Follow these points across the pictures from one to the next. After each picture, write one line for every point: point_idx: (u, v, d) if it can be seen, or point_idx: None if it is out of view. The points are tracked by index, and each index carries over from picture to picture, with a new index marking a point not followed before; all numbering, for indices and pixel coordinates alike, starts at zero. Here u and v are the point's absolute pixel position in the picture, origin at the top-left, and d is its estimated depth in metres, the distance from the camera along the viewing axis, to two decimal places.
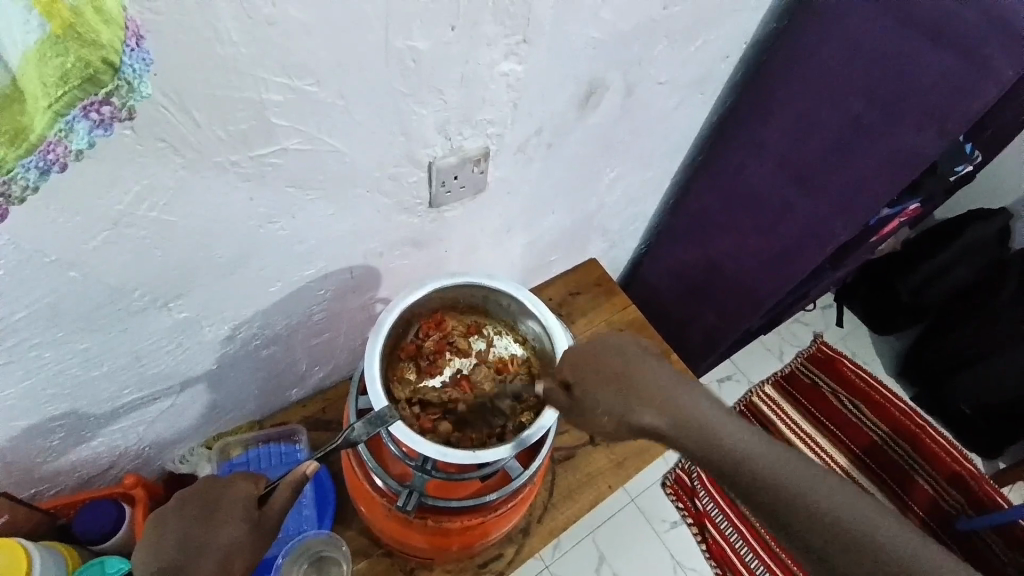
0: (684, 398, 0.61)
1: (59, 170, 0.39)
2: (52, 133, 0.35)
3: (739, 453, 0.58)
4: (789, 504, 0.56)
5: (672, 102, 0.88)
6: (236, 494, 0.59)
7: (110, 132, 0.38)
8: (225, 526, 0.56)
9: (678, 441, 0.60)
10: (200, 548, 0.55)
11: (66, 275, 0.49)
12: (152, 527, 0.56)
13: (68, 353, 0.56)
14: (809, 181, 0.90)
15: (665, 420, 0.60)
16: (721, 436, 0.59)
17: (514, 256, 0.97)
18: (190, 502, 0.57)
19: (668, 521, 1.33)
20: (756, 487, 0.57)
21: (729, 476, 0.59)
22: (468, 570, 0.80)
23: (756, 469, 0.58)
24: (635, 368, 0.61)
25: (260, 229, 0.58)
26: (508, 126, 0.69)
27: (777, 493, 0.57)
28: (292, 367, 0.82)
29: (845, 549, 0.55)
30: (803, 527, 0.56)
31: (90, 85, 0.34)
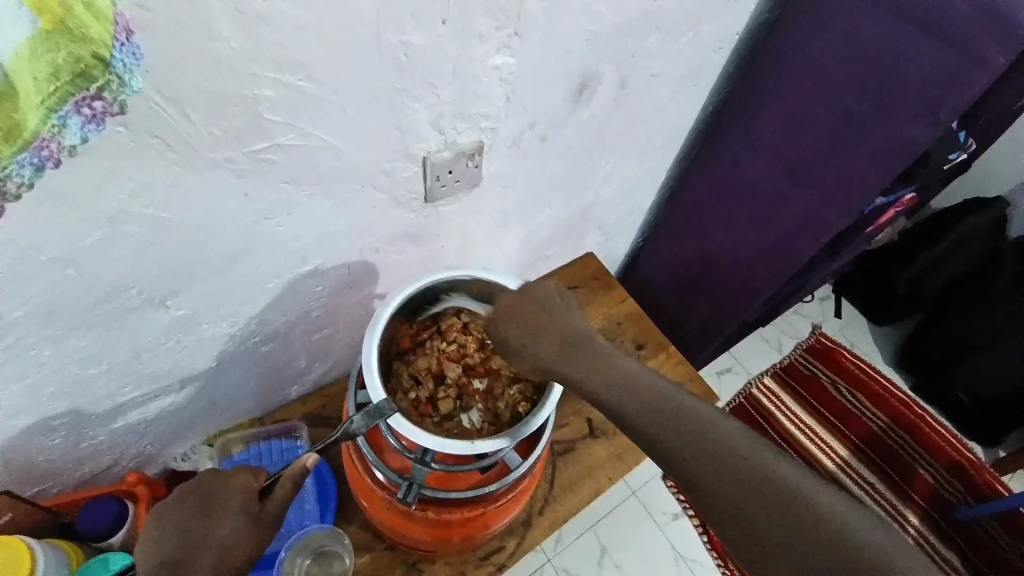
0: (605, 352, 0.62)
1: (52, 166, 0.40)
2: (48, 129, 0.37)
3: (657, 405, 0.56)
4: (705, 458, 0.52)
5: (666, 94, 0.88)
6: (236, 488, 0.59)
7: (102, 125, 0.40)
8: (226, 520, 0.57)
9: (595, 392, 0.59)
10: (200, 542, 0.55)
11: (63, 273, 0.50)
12: (152, 523, 0.56)
13: (67, 351, 0.57)
14: (803, 170, 0.90)
15: (578, 366, 0.60)
16: (640, 388, 0.58)
17: (511, 250, 0.97)
18: (191, 497, 0.58)
19: (669, 513, 1.33)
20: (673, 441, 0.53)
21: (646, 433, 0.55)
22: (469, 563, 0.81)
23: (672, 422, 0.54)
24: (549, 314, 0.65)
25: (256, 225, 0.59)
26: (502, 120, 0.69)
27: (694, 447, 0.53)
28: (291, 363, 0.82)
29: (764, 510, 0.49)
30: (717, 484, 0.51)
31: (82, 80, 0.35)
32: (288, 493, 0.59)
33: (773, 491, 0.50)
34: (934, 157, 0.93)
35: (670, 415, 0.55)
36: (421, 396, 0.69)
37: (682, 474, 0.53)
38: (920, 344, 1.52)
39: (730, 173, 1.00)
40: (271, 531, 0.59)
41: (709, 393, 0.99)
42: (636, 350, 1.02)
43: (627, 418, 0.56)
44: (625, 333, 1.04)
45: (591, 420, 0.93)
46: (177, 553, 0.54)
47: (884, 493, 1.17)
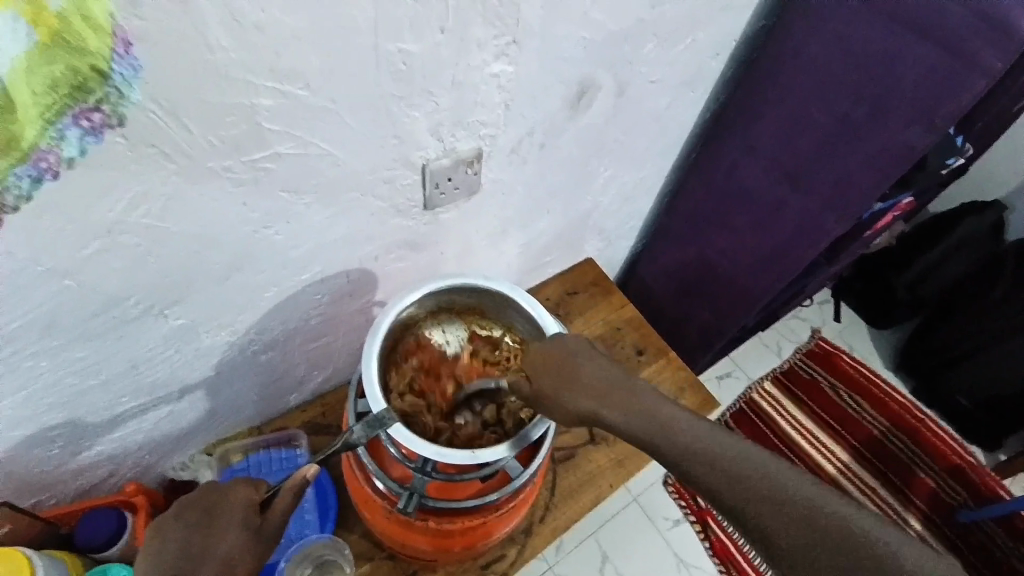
0: (634, 392, 0.59)
1: (51, 179, 0.42)
2: (47, 141, 0.39)
3: (697, 440, 0.55)
4: (756, 495, 0.52)
5: (664, 100, 0.88)
6: (236, 500, 0.58)
7: (101, 137, 0.42)
8: (224, 532, 0.56)
9: (630, 432, 0.58)
10: (200, 554, 0.54)
11: (61, 284, 0.49)
12: (152, 536, 0.56)
13: (65, 361, 0.56)
14: (802, 176, 0.90)
15: (616, 412, 0.59)
16: (679, 426, 0.57)
17: (510, 257, 0.97)
18: (190, 509, 0.57)
19: (670, 519, 1.33)
20: (720, 478, 0.53)
21: (689, 469, 0.55)
22: (470, 572, 0.80)
23: (718, 459, 0.54)
24: (578, 362, 0.61)
25: (255, 234, 0.59)
26: (500, 127, 0.69)
27: (746, 484, 0.52)
28: (290, 372, 0.82)
29: (824, 551, 0.49)
30: (774, 522, 0.50)
31: (78, 92, 0.38)
32: (288, 506, 0.58)
33: (828, 529, 0.49)
34: (931, 163, 0.93)
35: (714, 451, 0.54)
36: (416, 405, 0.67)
37: (734, 510, 0.53)
38: (919, 348, 1.52)
39: (728, 178, 1.00)
40: (271, 544, 0.58)
41: (710, 399, 0.99)
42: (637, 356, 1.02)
43: (670, 454, 0.56)
44: (625, 339, 1.04)
45: (592, 426, 0.93)
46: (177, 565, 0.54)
47: (885, 498, 1.17)
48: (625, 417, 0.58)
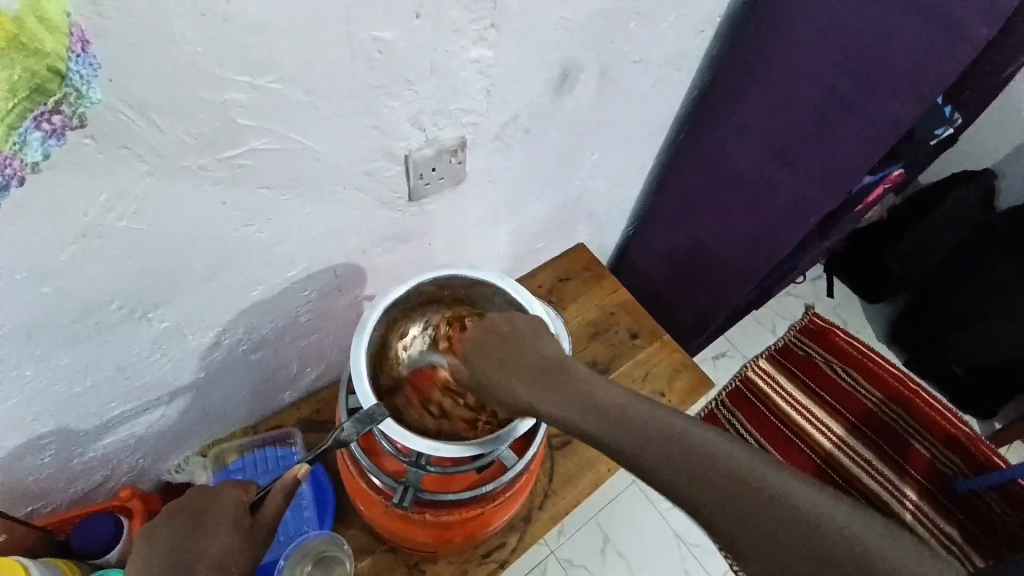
0: (585, 377, 0.56)
1: (16, 185, 0.41)
2: (9, 147, 0.39)
3: (653, 428, 0.50)
4: (717, 485, 0.45)
5: (649, 80, 0.87)
6: (229, 502, 0.58)
7: (63, 141, 0.41)
8: (220, 533, 0.56)
9: (578, 422, 0.53)
10: (192, 559, 0.54)
11: (38, 291, 0.49)
12: (141, 542, 0.55)
13: (48, 369, 0.56)
14: (790, 153, 0.90)
15: (558, 402, 0.54)
16: (635, 415, 0.51)
17: (500, 246, 0.96)
18: (184, 512, 0.57)
19: (670, 499, 1.34)
20: (677, 468, 0.47)
21: (643, 459, 0.49)
22: (471, 560, 0.81)
23: (674, 445, 0.48)
24: (519, 345, 0.58)
25: (236, 233, 0.58)
26: (483, 114, 0.68)
27: (703, 472, 0.46)
28: (282, 370, 0.81)
29: (797, 550, 0.41)
30: (737, 515, 0.44)
31: (38, 95, 0.38)
32: (281, 507, 0.58)
33: (800, 526, 0.42)
34: (918, 134, 0.94)
35: (670, 437, 0.49)
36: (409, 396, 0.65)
37: (690, 505, 0.46)
38: (914, 321, 1.52)
39: (718, 157, 1.00)
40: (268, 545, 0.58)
41: (704, 380, 0.99)
42: (630, 340, 1.02)
43: (620, 446, 0.50)
44: (618, 323, 1.04)
45: None
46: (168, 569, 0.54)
47: (883, 471, 1.17)
48: (562, 403, 0.54)
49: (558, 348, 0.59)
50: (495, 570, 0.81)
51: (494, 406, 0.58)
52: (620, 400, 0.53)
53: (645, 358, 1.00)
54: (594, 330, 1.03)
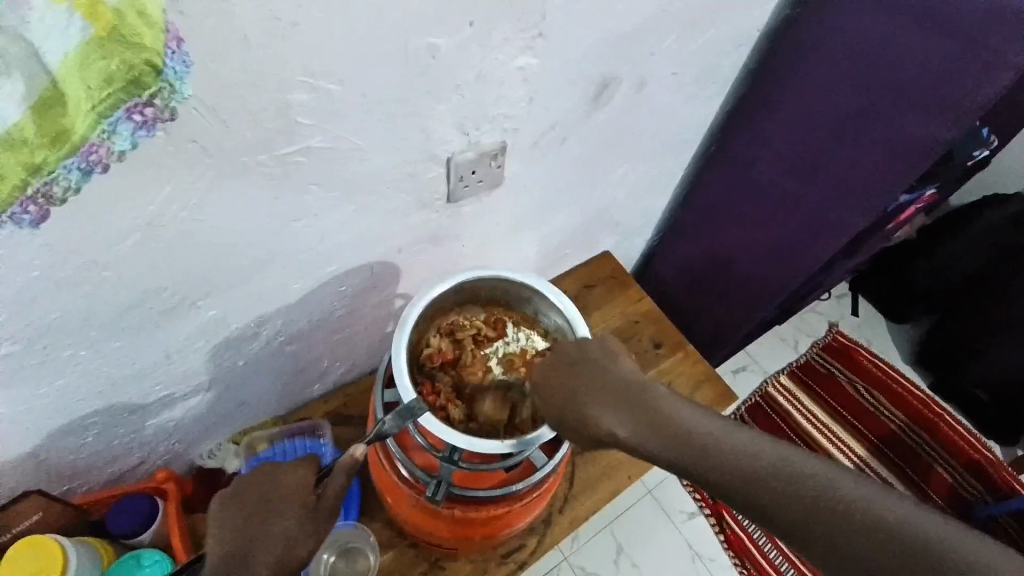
0: (661, 400, 0.58)
1: (98, 170, 0.41)
2: (95, 134, 0.37)
3: (745, 457, 0.53)
4: (809, 505, 0.50)
5: (685, 93, 0.88)
6: (291, 477, 0.60)
7: (152, 131, 0.41)
8: (285, 514, 0.57)
9: (670, 451, 0.55)
10: (263, 531, 0.56)
11: (99, 276, 0.51)
12: (217, 509, 0.57)
13: (100, 352, 0.58)
14: (824, 170, 0.90)
15: (639, 428, 0.56)
16: (722, 444, 0.54)
17: (528, 251, 0.98)
18: (246, 493, 0.58)
19: (686, 511, 1.33)
20: (773, 493, 0.51)
21: (739, 489, 0.52)
22: (490, 560, 0.81)
23: (766, 472, 0.52)
24: (601, 372, 0.60)
25: (285, 228, 0.60)
26: (523, 121, 0.69)
27: (796, 493, 0.50)
28: (314, 363, 0.83)
29: (881, 557, 0.47)
30: (823, 532, 0.49)
31: (134, 86, 0.36)
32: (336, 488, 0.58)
33: (883, 532, 0.47)
34: (957, 157, 0.91)
35: (762, 465, 0.52)
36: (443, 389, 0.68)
37: (778, 522, 0.51)
38: (937, 345, 1.51)
39: (747, 172, 1.00)
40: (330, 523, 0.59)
41: (728, 392, 0.99)
42: (654, 349, 1.03)
43: (717, 476, 0.53)
44: (643, 332, 1.04)
45: None
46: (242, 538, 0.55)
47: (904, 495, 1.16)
48: (655, 433, 0.56)
49: (631, 371, 0.60)
50: (515, 570, 0.82)
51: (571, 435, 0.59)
52: (707, 429, 0.55)
53: (668, 368, 1.01)
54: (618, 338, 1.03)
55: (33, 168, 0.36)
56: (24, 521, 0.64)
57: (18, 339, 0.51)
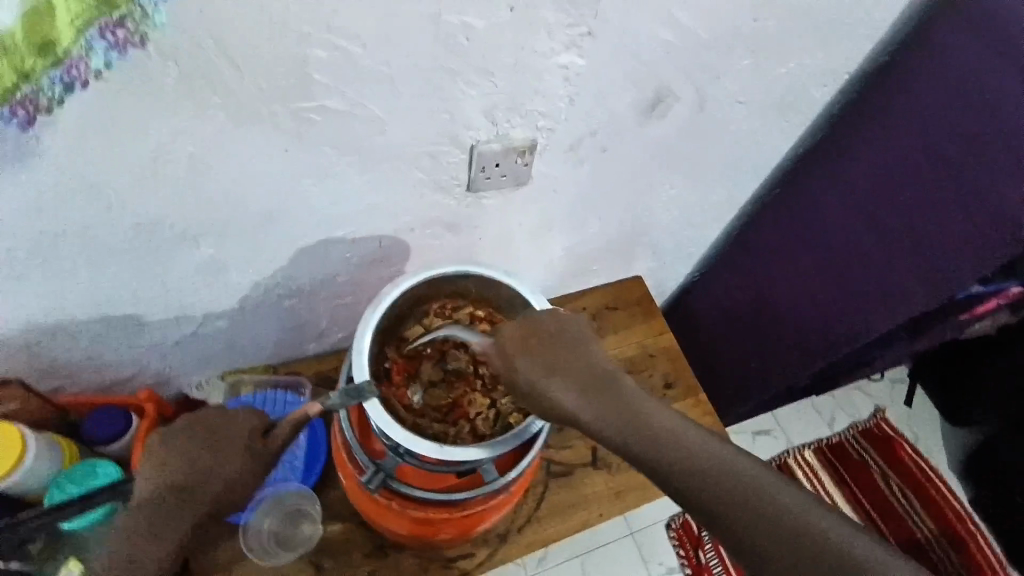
0: (630, 393, 0.56)
1: (81, 87, 0.43)
2: (77, 50, 0.40)
3: (735, 481, 0.49)
4: (798, 548, 0.45)
5: (751, 127, 0.81)
6: (240, 427, 0.61)
7: (125, 54, 0.42)
8: (231, 453, 0.59)
9: (644, 452, 0.52)
10: (204, 475, 0.58)
11: (101, 193, 0.52)
12: (161, 441, 0.59)
13: (99, 267, 0.60)
14: (891, 240, 0.82)
15: (597, 406, 0.55)
16: (710, 458, 0.51)
17: (552, 258, 0.94)
18: (200, 427, 0.60)
19: (665, 565, 1.26)
20: (757, 524, 0.47)
21: (722, 512, 0.48)
22: (435, 561, 0.79)
23: (755, 502, 0.48)
24: (570, 347, 0.58)
25: (292, 183, 0.59)
26: (559, 122, 0.65)
27: (785, 534, 0.46)
28: (312, 323, 0.84)
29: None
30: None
31: (105, 4, 0.38)
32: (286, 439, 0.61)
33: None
34: None
35: (751, 494, 0.48)
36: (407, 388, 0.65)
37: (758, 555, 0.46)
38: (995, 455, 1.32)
39: (810, 225, 0.91)
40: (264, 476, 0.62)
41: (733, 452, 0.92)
42: (663, 390, 0.96)
43: (699, 493, 0.49)
44: (655, 369, 0.98)
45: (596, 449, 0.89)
46: (182, 478, 0.58)
47: None
48: (617, 415, 0.54)
49: (602, 356, 0.58)
50: None
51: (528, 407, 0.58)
52: (675, 428, 0.53)
53: None
54: (627, 369, 0.97)
55: (21, 73, 0.39)
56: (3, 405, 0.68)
57: (19, 237, 0.53)
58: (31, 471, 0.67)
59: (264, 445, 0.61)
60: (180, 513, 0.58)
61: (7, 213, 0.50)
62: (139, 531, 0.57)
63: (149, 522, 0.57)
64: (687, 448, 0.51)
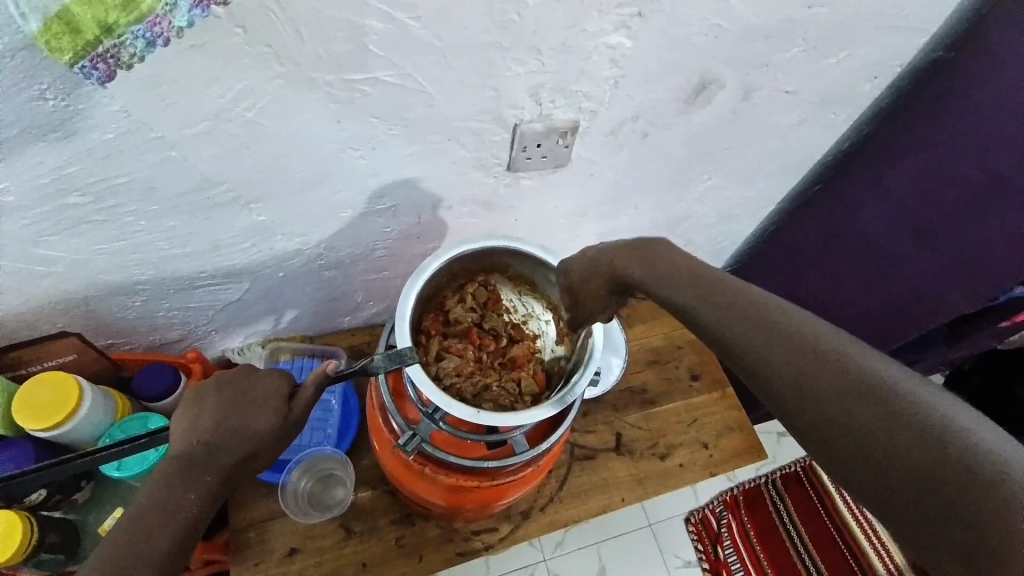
0: (698, 268, 0.54)
1: (161, 45, 0.45)
2: (161, 7, 0.43)
3: (795, 329, 0.46)
4: (884, 419, 0.39)
5: (795, 117, 0.80)
6: (270, 387, 0.55)
7: (207, 12, 0.44)
8: (260, 412, 0.53)
9: (714, 324, 0.50)
10: (232, 434, 0.51)
11: (165, 154, 0.55)
12: (188, 404, 0.52)
13: (157, 227, 0.63)
14: (936, 236, 0.81)
15: (647, 270, 0.56)
16: (765, 311, 0.48)
17: (584, 245, 0.95)
18: (228, 384, 0.53)
19: (681, 558, 1.27)
20: (840, 393, 0.41)
21: (781, 365, 0.45)
22: (458, 533, 0.81)
23: (844, 374, 0.42)
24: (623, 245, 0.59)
25: (341, 153, 0.61)
26: (603, 104, 0.66)
27: (873, 405, 0.40)
28: (349, 295, 0.87)
29: (931, 490, 0.36)
30: (883, 451, 0.38)
31: None
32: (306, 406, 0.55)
33: (954, 467, 0.36)
34: None
35: (837, 367, 0.42)
36: (437, 351, 0.67)
37: (805, 394, 0.42)
38: None
39: (849, 219, 0.90)
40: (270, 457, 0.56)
41: (758, 447, 0.92)
42: (689, 380, 0.96)
43: (763, 351, 0.46)
44: (682, 358, 0.98)
45: (620, 435, 0.90)
46: (210, 437, 0.50)
47: None
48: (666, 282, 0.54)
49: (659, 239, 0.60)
50: (479, 550, 0.81)
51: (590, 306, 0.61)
52: (732, 286, 0.52)
53: (700, 405, 0.94)
54: (654, 358, 0.97)
55: (108, 26, 0.43)
56: (54, 357, 0.72)
57: (87, 193, 0.56)
58: (84, 422, 0.71)
59: (292, 409, 0.55)
60: (202, 476, 0.48)
61: (76, 168, 0.53)
62: (149, 501, 0.45)
63: (166, 487, 0.46)
64: (734, 297, 0.50)
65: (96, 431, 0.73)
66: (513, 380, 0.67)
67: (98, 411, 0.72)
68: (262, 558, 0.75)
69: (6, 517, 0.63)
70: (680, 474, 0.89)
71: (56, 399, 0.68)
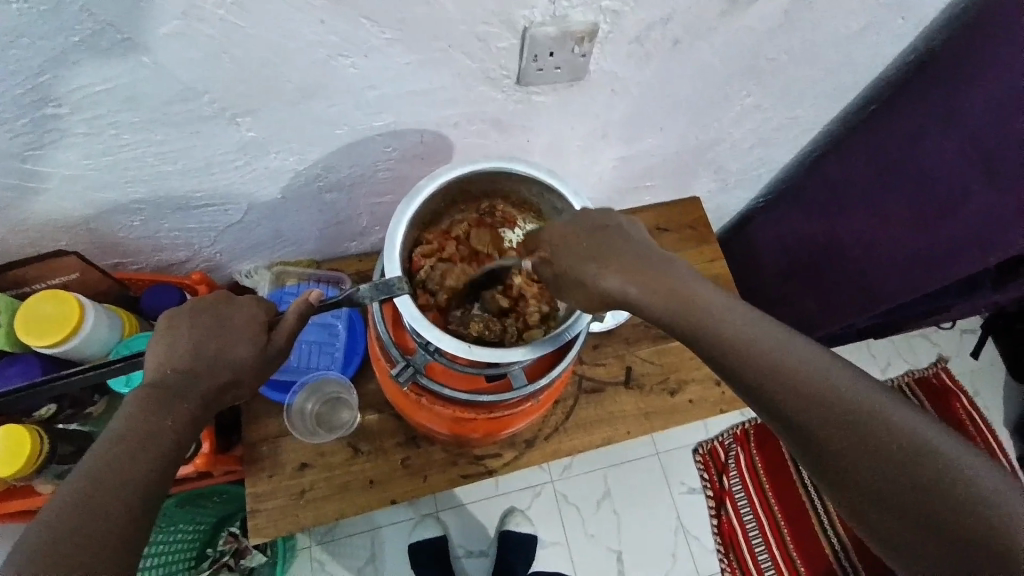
0: (710, 298, 0.50)
1: None
2: None
3: (784, 360, 0.46)
4: (858, 435, 0.43)
5: (858, 22, 0.68)
6: (246, 316, 0.54)
7: None
8: (237, 341, 0.52)
9: (716, 354, 0.48)
10: (212, 361, 0.50)
11: (136, 59, 0.50)
12: (162, 329, 0.51)
13: (143, 141, 0.59)
14: (1004, 168, 0.69)
15: (653, 292, 0.50)
16: (747, 337, 0.48)
17: (604, 170, 0.88)
18: (204, 310, 0.53)
19: (686, 486, 1.29)
20: (830, 420, 0.44)
21: (779, 392, 0.46)
22: (462, 457, 0.82)
23: (820, 394, 0.45)
24: (621, 236, 0.54)
25: (330, 61, 0.55)
26: (629, 4, 0.57)
27: (869, 436, 0.43)
28: (354, 219, 0.83)
29: (924, 517, 0.40)
30: (870, 474, 0.42)
31: None
32: (290, 333, 0.55)
33: (938, 483, 0.40)
34: None
35: (836, 399, 0.44)
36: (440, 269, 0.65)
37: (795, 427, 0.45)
38: None
39: (907, 146, 0.80)
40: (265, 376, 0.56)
41: None
42: None
43: (757, 377, 0.47)
44: None
45: (631, 368, 0.88)
46: (187, 363, 0.50)
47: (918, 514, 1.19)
48: (668, 293, 0.50)
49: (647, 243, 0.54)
50: (483, 474, 0.82)
51: (576, 298, 0.54)
52: (714, 303, 0.50)
53: None
54: None
55: None
56: (58, 277, 0.72)
57: (64, 104, 0.52)
58: (88, 339, 0.72)
59: (271, 341, 0.54)
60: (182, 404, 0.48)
61: (47, 76, 0.49)
62: (130, 423, 0.46)
63: (145, 410, 0.46)
64: (714, 316, 0.49)
65: (102, 346, 0.74)
66: (506, 321, 0.65)
67: (103, 329, 0.73)
68: (275, 470, 0.78)
69: (16, 432, 0.66)
70: (688, 410, 0.88)
71: (60, 316, 0.69)
